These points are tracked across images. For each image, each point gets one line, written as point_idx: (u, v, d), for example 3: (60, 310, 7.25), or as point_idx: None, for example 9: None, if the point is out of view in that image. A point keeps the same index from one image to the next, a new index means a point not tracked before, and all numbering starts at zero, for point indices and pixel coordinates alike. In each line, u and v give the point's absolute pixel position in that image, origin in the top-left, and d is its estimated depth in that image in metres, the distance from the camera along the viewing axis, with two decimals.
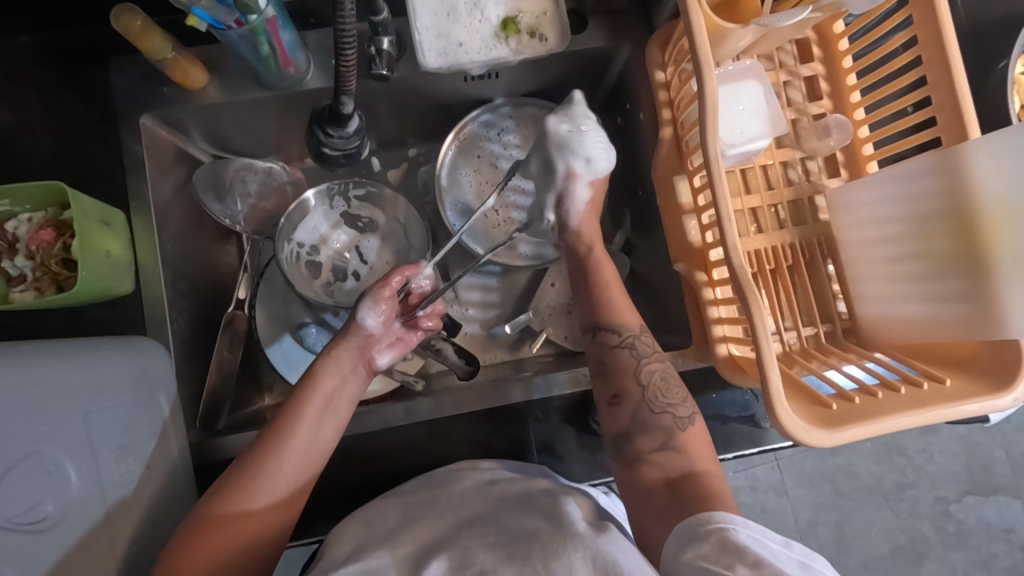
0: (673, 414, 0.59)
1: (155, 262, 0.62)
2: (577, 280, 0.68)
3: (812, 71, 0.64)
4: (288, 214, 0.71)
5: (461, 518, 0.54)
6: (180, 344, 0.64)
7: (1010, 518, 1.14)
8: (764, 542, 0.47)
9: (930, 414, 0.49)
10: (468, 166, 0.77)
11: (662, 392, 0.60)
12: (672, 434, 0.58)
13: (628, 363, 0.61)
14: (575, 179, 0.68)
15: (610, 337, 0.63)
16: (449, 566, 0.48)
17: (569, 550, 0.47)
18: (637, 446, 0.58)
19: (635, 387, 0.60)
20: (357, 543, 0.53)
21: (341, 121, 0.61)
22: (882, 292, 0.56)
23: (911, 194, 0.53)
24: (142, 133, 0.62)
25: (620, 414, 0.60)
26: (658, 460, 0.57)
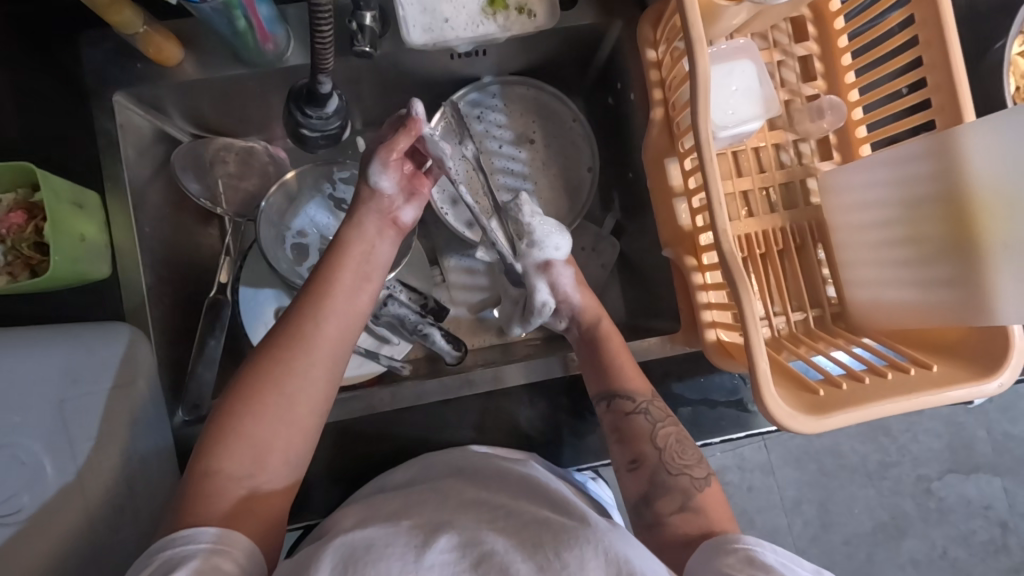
0: (690, 474, 0.58)
1: (133, 247, 0.60)
2: (585, 353, 0.65)
3: (807, 51, 0.63)
4: (269, 195, 0.70)
5: (465, 500, 0.52)
6: (161, 330, 0.63)
7: (989, 495, 1.16)
8: (792, 567, 0.47)
9: (916, 400, 0.49)
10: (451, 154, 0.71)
11: (678, 453, 0.59)
12: (690, 495, 0.57)
13: (643, 428, 0.61)
14: (552, 266, 0.69)
15: (626, 404, 0.61)
16: (458, 543, 0.46)
17: (580, 539, 0.45)
18: (657, 509, 0.57)
19: (651, 452, 0.60)
20: (362, 516, 0.52)
21: (320, 101, 0.59)
22: (871, 277, 0.56)
23: (906, 177, 0.52)
24: (116, 112, 0.61)
25: (640, 478, 0.59)
26: (677, 522, 0.56)
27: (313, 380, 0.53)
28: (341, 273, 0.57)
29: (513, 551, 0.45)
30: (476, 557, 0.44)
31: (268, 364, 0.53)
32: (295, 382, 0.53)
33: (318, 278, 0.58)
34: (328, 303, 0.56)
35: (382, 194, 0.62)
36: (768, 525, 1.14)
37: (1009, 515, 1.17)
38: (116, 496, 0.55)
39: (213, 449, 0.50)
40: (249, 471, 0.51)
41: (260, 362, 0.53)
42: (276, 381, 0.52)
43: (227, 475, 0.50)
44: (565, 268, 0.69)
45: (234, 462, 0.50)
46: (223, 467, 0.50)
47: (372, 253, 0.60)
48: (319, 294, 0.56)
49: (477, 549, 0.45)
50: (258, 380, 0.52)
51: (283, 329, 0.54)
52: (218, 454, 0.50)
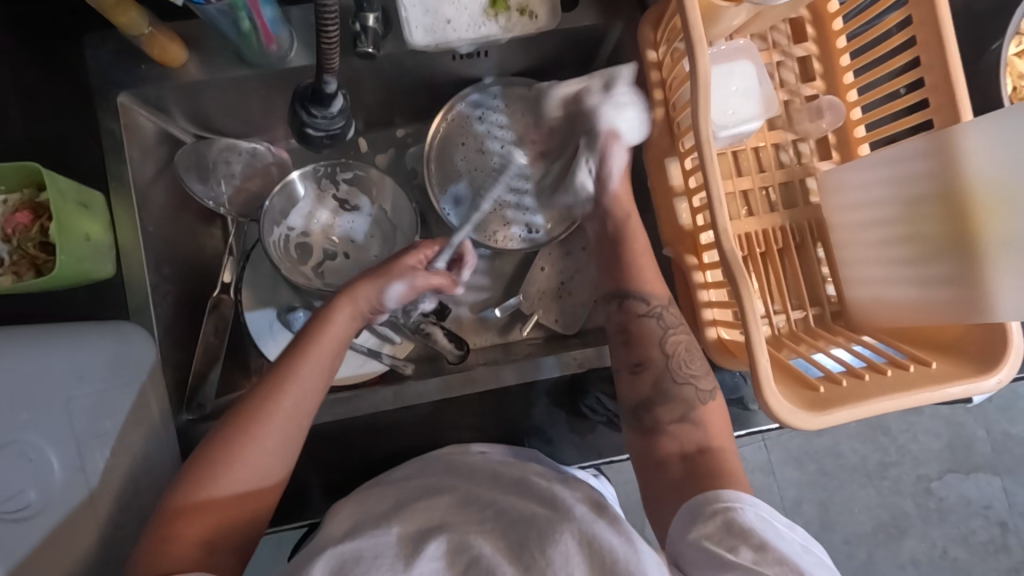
0: (696, 385, 0.60)
1: (137, 247, 0.61)
2: (608, 248, 0.70)
3: (806, 51, 0.63)
4: (274, 195, 0.69)
5: (457, 500, 0.53)
6: (165, 330, 0.63)
7: (989, 495, 1.17)
8: (770, 522, 0.47)
9: (915, 397, 0.49)
10: (449, 163, 0.76)
11: (686, 362, 0.61)
12: (692, 407, 0.59)
13: (652, 330, 0.62)
14: (615, 141, 0.71)
15: (638, 306, 0.64)
16: (448, 548, 0.47)
17: (566, 535, 0.46)
18: (653, 424, 0.59)
19: (659, 356, 0.61)
20: (354, 521, 0.52)
21: (325, 101, 0.60)
22: (873, 276, 0.56)
23: (906, 177, 0.52)
24: (119, 112, 0.61)
25: (643, 381, 0.61)
26: (675, 433, 0.58)
27: (277, 448, 0.53)
28: (314, 352, 0.56)
29: (499, 555, 0.45)
30: (463, 564, 0.46)
31: (231, 430, 0.52)
32: (259, 456, 0.52)
33: (289, 353, 0.56)
34: (301, 379, 0.54)
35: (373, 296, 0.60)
36: None
37: (1008, 514, 1.17)
38: (117, 493, 0.55)
39: (177, 510, 0.50)
40: (213, 529, 0.51)
41: (226, 429, 0.52)
42: (243, 451, 0.52)
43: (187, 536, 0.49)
44: (621, 153, 0.71)
45: (198, 526, 0.50)
46: (187, 529, 0.50)
47: (342, 326, 0.58)
48: (294, 371, 0.54)
49: (465, 556, 0.46)
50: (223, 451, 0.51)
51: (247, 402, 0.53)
52: (185, 519, 0.50)
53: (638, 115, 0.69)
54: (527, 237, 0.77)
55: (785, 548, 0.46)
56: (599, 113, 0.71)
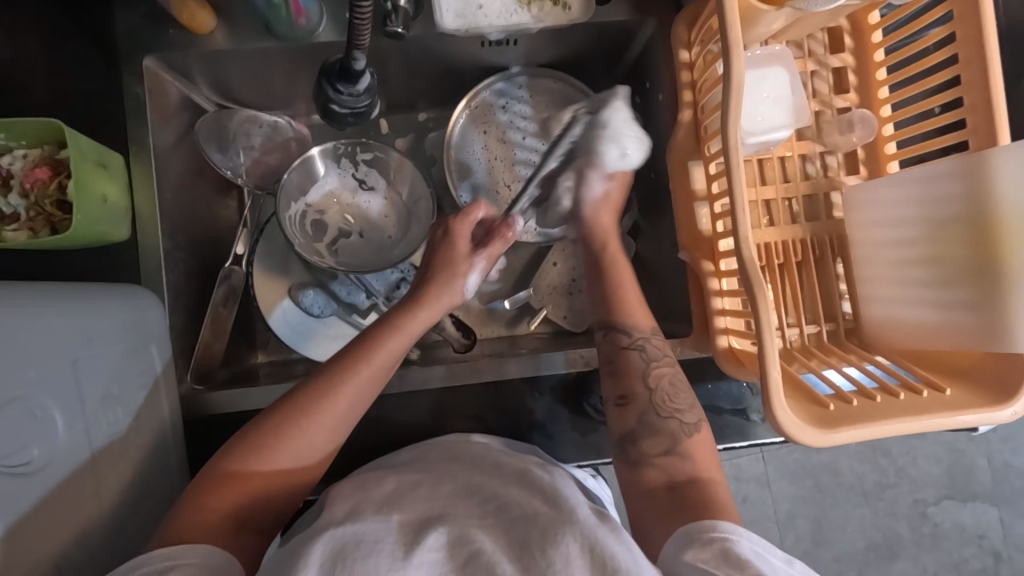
0: (680, 419, 0.59)
1: (154, 210, 0.61)
2: (593, 281, 0.70)
3: (841, 62, 0.62)
4: (292, 169, 0.68)
5: (458, 488, 0.53)
6: (175, 297, 0.63)
7: (985, 525, 1.16)
8: (766, 557, 0.46)
9: (926, 421, 0.48)
10: (470, 150, 0.76)
11: (670, 396, 0.60)
12: (678, 440, 0.58)
13: (636, 364, 0.62)
14: (600, 173, 0.71)
15: (621, 338, 0.63)
16: (448, 540, 0.46)
17: (568, 537, 0.44)
18: (642, 448, 0.58)
19: (642, 389, 0.60)
20: (354, 505, 0.51)
21: (352, 78, 0.59)
22: (892, 295, 0.56)
23: (932, 197, 0.52)
24: (145, 76, 0.61)
25: (627, 415, 0.60)
26: (663, 466, 0.57)
27: (326, 439, 0.54)
28: (383, 346, 0.57)
29: (499, 552, 0.45)
30: (463, 557, 0.45)
31: (285, 413, 0.53)
32: (307, 443, 0.53)
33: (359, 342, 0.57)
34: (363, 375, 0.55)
35: (458, 292, 0.64)
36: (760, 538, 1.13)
37: (1003, 545, 1.16)
38: None
39: (214, 485, 0.50)
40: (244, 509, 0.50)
41: (281, 409, 0.53)
42: (293, 439, 0.52)
43: (218, 511, 0.49)
44: (599, 181, 0.72)
45: (230, 503, 0.50)
46: (218, 503, 0.49)
47: (421, 320, 0.61)
48: (355, 365, 0.55)
49: (464, 549, 0.45)
50: (274, 436, 0.52)
51: (307, 389, 0.54)
52: (216, 493, 0.49)
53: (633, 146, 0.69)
54: (541, 232, 0.76)
55: None
56: (598, 142, 0.70)
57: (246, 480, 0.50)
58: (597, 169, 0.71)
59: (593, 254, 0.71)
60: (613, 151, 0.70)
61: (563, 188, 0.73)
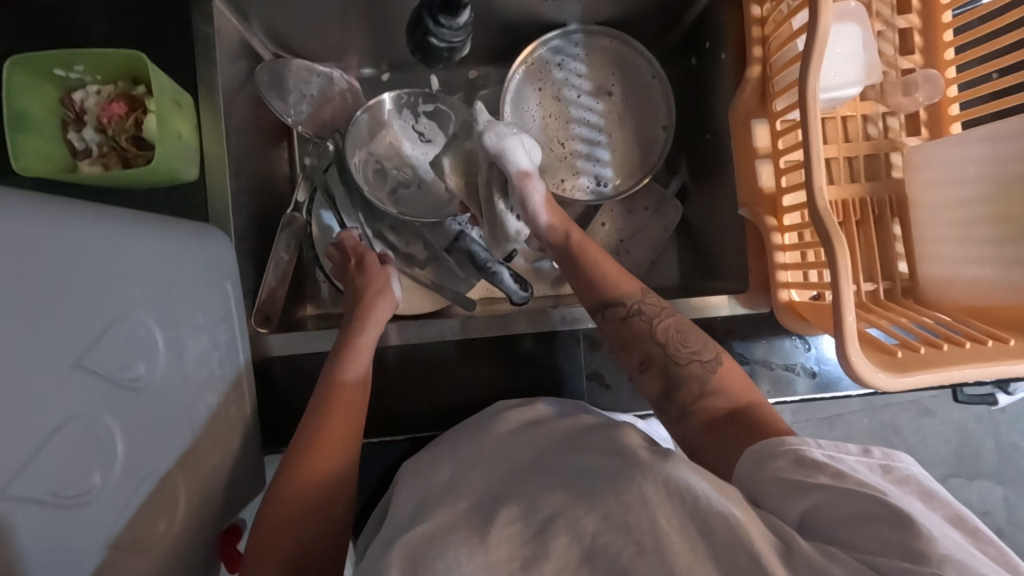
0: (700, 360, 0.57)
1: (222, 153, 0.60)
2: (568, 271, 0.66)
3: (907, 23, 0.62)
4: (366, 108, 0.68)
5: (515, 466, 0.52)
6: (242, 241, 0.62)
7: (989, 502, 1.19)
8: (841, 458, 0.47)
9: (994, 368, 0.49)
10: (525, 107, 0.76)
11: (681, 342, 0.59)
12: (707, 379, 0.56)
13: (642, 328, 0.60)
14: (529, 178, 0.66)
15: (619, 311, 0.61)
16: (518, 514, 0.45)
17: (640, 482, 0.42)
18: (679, 400, 0.56)
19: (653, 349, 0.59)
20: (415, 504, 0.52)
21: (454, 11, 0.59)
22: (956, 253, 0.57)
23: (1003, 155, 0.53)
24: (214, 17, 0.60)
25: (653, 377, 0.59)
26: (703, 408, 0.55)
27: (349, 437, 0.55)
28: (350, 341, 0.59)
29: (574, 507, 0.43)
30: (535, 526, 0.43)
31: (313, 415, 0.55)
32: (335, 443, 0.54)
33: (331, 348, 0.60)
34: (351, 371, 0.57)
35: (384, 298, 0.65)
36: None
37: (1005, 523, 1.20)
38: None
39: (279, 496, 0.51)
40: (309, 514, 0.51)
41: (309, 416, 0.55)
42: (326, 437, 0.54)
43: (282, 516, 0.51)
44: (537, 186, 0.67)
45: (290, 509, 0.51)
46: (278, 509, 0.51)
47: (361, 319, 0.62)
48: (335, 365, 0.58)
49: (535, 518, 0.44)
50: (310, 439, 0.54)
51: (323, 393, 0.56)
52: (281, 502, 0.51)
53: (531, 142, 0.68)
54: (595, 189, 0.77)
55: (864, 473, 0.45)
56: (504, 155, 0.66)
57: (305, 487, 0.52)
58: (517, 174, 0.66)
59: (565, 247, 0.66)
60: (522, 162, 0.66)
61: (508, 207, 0.68)
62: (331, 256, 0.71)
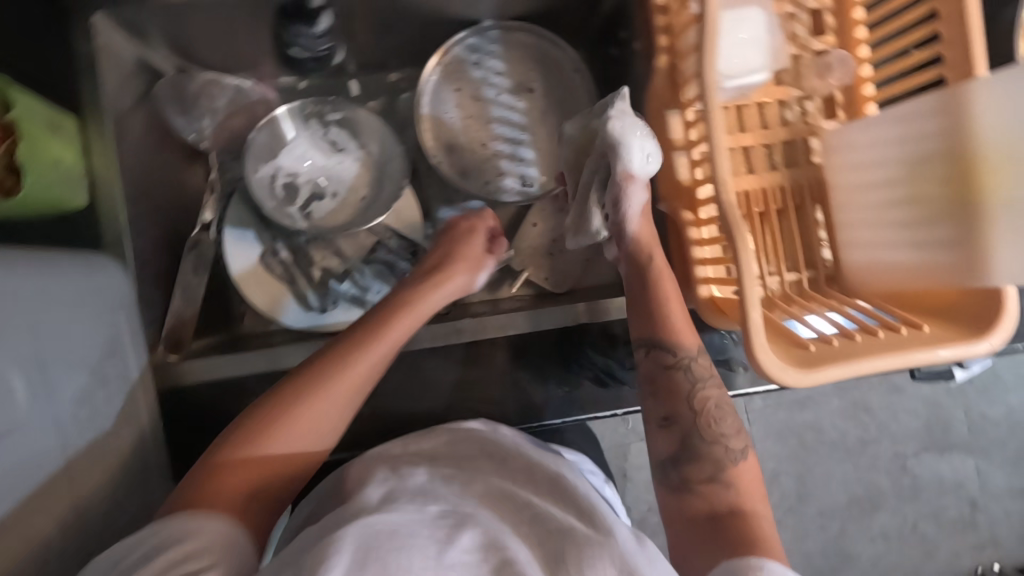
0: (726, 445, 0.55)
1: (112, 175, 0.58)
2: (632, 284, 0.61)
3: (818, 5, 0.61)
4: (258, 128, 0.67)
5: (491, 492, 0.50)
6: (141, 265, 0.61)
7: (961, 473, 1.19)
8: None
9: (909, 357, 0.48)
10: (442, 109, 0.74)
11: (716, 420, 0.56)
12: (722, 466, 0.54)
13: (682, 386, 0.57)
14: (632, 181, 0.60)
15: (665, 358, 0.58)
16: (483, 542, 0.42)
17: (601, 555, 0.42)
18: (684, 473, 0.54)
19: (687, 411, 0.56)
20: (388, 490, 0.48)
21: (311, 20, 0.64)
22: (871, 238, 0.55)
23: (913, 135, 0.51)
24: (95, 35, 0.58)
25: (671, 436, 0.56)
26: (705, 493, 0.53)
27: (334, 414, 0.53)
28: (391, 331, 0.57)
29: (534, 565, 0.41)
30: (495, 565, 0.40)
31: (302, 382, 0.52)
32: (319, 412, 0.52)
33: (366, 324, 0.58)
34: (368, 360, 0.54)
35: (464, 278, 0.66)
36: None
37: (978, 493, 1.19)
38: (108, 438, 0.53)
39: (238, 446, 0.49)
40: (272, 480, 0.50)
41: (302, 376, 0.53)
42: (310, 407, 0.51)
43: (238, 484, 0.48)
44: (639, 191, 0.60)
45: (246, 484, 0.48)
46: (235, 479, 0.48)
47: (415, 291, 0.62)
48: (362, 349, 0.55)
49: (498, 554, 0.41)
50: (294, 398, 0.51)
51: (325, 362, 0.53)
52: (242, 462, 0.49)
53: (652, 145, 0.60)
54: (520, 190, 0.75)
55: None
56: (619, 151, 0.59)
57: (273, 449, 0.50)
58: (621, 175, 0.59)
59: (636, 261, 0.62)
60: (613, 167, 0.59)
61: (594, 204, 0.64)
62: (336, 220, 0.70)
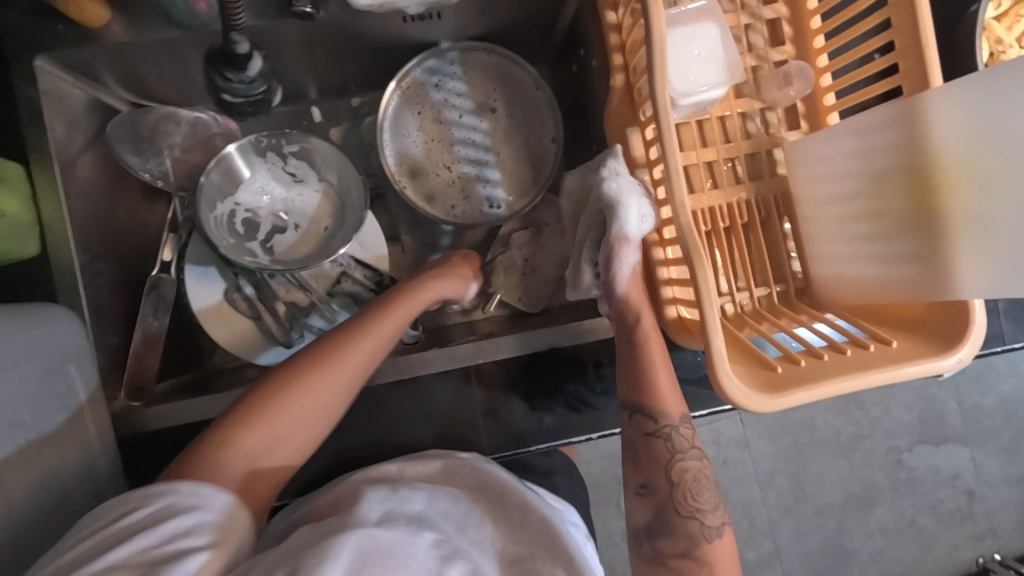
0: (701, 521, 0.55)
1: (63, 222, 0.57)
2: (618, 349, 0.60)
3: (775, 13, 0.60)
4: (209, 170, 0.64)
5: (492, 533, 0.49)
6: (98, 313, 0.60)
7: (957, 465, 1.17)
8: None
9: (876, 376, 0.47)
10: (404, 134, 0.72)
11: (693, 493, 0.56)
12: (696, 543, 0.54)
13: (661, 455, 0.57)
14: (625, 242, 0.56)
15: (646, 425, 0.57)
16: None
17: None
18: (658, 546, 0.55)
19: (664, 483, 0.56)
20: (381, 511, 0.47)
21: (241, 64, 0.57)
22: (834, 252, 0.54)
23: (869, 146, 0.50)
24: (39, 77, 0.56)
25: (646, 505, 0.57)
26: (676, 566, 0.54)
27: (313, 417, 0.51)
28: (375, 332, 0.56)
29: None
30: None
31: (303, 366, 0.52)
32: (307, 411, 0.51)
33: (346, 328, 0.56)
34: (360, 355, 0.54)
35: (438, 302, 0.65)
36: (742, 498, 1.14)
37: (975, 483, 1.18)
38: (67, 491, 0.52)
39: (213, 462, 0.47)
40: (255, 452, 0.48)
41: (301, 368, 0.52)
42: (297, 400, 0.50)
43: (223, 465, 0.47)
44: (632, 253, 0.56)
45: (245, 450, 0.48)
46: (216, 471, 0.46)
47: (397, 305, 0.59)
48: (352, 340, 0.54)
49: None
50: (287, 392, 0.50)
51: (304, 357, 0.52)
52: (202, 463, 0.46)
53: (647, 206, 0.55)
54: (486, 212, 0.74)
55: None
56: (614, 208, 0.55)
57: (238, 452, 0.48)
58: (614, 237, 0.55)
59: (631, 328, 0.58)
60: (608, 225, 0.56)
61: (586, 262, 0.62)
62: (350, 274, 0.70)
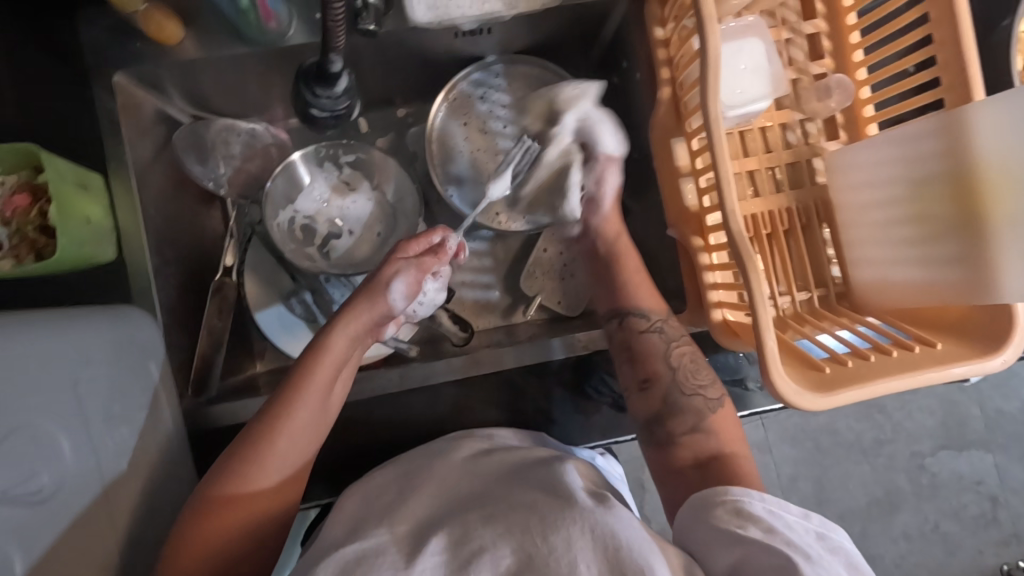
0: (703, 395, 0.62)
1: (138, 229, 0.60)
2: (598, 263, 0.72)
3: (815, 28, 0.62)
4: (274, 176, 0.68)
5: (464, 492, 0.52)
6: (169, 313, 0.63)
7: (981, 471, 1.18)
8: (780, 513, 0.48)
9: (920, 376, 0.49)
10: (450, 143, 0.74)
11: (692, 373, 0.63)
12: (703, 416, 0.61)
13: (657, 347, 0.64)
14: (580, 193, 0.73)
15: (639, 323, 0.65)
16: (449, 543, 0.45)
17: (569, 521, 0.44)
18: (669, 429, 0.61)
19: (664, 370, 0.63)
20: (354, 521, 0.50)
21: (329, 81, 0.60)
22: (874, 256, 0.57)
23: (911, 156, 0.52)
24: (116, 90, 0.60)
25: (650, 399, 0.62)
26: (688, 443, 0.60)
27: (288, 464, 0.52)
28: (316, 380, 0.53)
29: (502, 543, 0.44)
30: (465, 557, 0.44)
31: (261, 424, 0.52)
32: (274, 464, 0.52)
33: (292, 379, 0.53)
34: (305, 408, 0.52)
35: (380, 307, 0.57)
36: None
37: (998, 490, 1.18)
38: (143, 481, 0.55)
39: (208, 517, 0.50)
40: (248, 501, 0.51)
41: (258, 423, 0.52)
42: (263, 456, 0.51)
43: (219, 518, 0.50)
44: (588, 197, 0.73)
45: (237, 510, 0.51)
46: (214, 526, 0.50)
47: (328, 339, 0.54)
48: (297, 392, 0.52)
49: (466, 549, 0.44)
50: (253, 448, 0.51)
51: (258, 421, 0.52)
52: (210, 517, 0.50)
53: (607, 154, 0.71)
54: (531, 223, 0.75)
55: (799, 539, 0.46)
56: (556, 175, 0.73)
57: (236, 504, 0.51)
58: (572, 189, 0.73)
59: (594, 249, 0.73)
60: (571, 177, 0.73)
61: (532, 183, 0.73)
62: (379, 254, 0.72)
